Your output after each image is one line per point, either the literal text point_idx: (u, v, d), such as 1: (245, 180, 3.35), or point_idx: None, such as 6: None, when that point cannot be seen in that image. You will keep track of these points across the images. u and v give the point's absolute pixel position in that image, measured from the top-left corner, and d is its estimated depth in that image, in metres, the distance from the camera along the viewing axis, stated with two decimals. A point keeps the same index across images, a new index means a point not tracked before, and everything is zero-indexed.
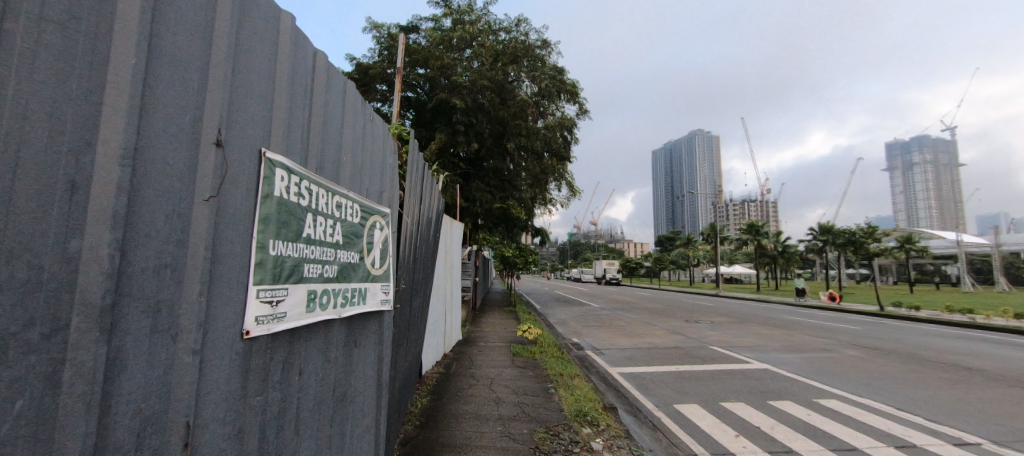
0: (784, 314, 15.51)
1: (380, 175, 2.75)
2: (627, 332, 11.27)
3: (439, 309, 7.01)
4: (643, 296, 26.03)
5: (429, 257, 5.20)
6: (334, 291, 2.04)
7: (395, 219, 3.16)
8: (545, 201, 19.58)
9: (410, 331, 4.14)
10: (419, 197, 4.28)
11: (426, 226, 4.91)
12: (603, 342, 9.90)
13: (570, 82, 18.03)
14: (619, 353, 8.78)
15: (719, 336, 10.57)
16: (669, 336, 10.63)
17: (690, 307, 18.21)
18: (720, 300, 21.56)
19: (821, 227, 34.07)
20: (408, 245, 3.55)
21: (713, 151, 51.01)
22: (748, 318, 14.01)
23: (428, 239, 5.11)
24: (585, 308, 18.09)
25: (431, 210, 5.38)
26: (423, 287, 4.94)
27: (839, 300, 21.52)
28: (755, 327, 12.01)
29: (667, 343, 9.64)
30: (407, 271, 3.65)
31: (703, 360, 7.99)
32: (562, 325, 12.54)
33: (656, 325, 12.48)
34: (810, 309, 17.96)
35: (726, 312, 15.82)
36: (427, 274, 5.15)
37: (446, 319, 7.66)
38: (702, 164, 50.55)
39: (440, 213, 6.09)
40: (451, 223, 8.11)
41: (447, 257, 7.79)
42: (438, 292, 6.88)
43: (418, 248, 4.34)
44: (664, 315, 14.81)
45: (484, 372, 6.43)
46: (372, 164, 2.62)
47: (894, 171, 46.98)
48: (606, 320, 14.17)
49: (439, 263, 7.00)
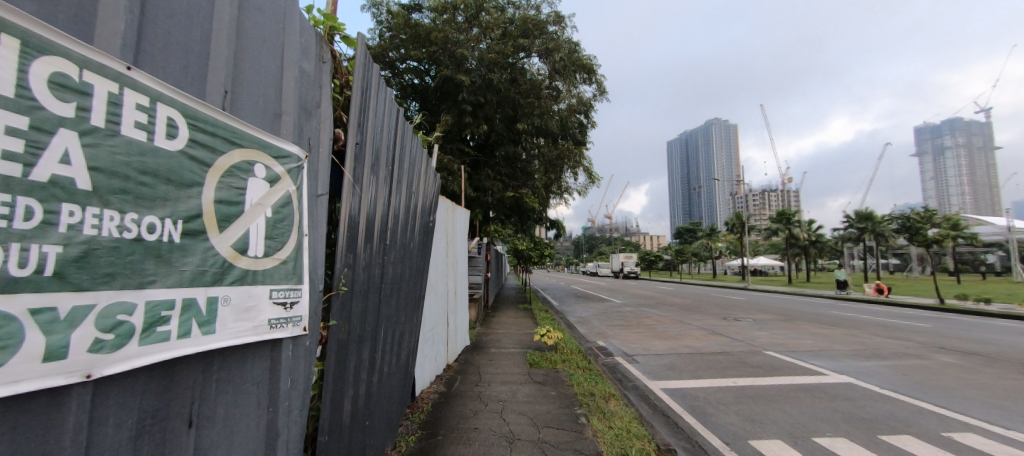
0: (834, 311, 13.73)
1: (269, 83, 1.46)
2: (659, 334, 9.79)
3: (437, 311, 5.75)
4: (667, 290, 24.44)
5: (417, 246, 3.92)
6: (50, 319, 0.76)
7: (327, 177, 1.84)
8: (560, 190, 18.14)
9: (380, 353, 2.84)
10: (393, 160, 2.99)
11: (411, 207, 3.62)
12: (634, 347, 8.46)
13: (586, 59, 16.52)
14: (656, 361, 7.33)
15: (769, 338, 8.99)
16: (710, 337, 9.13)
17: (724, 302, 16.60)
18: (753, 295, 19.82)
19: (858, 214, 31.60)
20: (363, 222, 2.26)
21: (733, 140, 48.71)
22: (796, 315, 12.35)
23: (415, 223, 3.84)
24: (606, 305, 16.64)
25: (421, 185, 4.07)
26: (408, 289, 3.67)
27: (888, 293, 19.50)
28: (809, 327, 10.35)
29: (711, 348, 8.12)
30: (365, 263, 2.36)
31: (764, 370, 6.51)
32: (584, 326, 11.20)
33: (692, 324, 11.00)
34: (859, 304, 16.12)
35: (766, 308, 14.14)
36: (415, 270, 3.89)
37: (449, 323, 6.39)
38: (722, 153, 48.28)
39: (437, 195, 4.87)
40: (454, 209, 6.86)
41: (448, 249, 6.52)
42: (435, 291, 5.61)
43: (395, 234, 3.07)
44: (696, 312, 13.27)
45: (495, 390, 5.13)
46: (238, 55, 1.32)
47: (933, 154, 43.77)
48: (631, 318, 12.71)
49: (436, 254, 5.71)
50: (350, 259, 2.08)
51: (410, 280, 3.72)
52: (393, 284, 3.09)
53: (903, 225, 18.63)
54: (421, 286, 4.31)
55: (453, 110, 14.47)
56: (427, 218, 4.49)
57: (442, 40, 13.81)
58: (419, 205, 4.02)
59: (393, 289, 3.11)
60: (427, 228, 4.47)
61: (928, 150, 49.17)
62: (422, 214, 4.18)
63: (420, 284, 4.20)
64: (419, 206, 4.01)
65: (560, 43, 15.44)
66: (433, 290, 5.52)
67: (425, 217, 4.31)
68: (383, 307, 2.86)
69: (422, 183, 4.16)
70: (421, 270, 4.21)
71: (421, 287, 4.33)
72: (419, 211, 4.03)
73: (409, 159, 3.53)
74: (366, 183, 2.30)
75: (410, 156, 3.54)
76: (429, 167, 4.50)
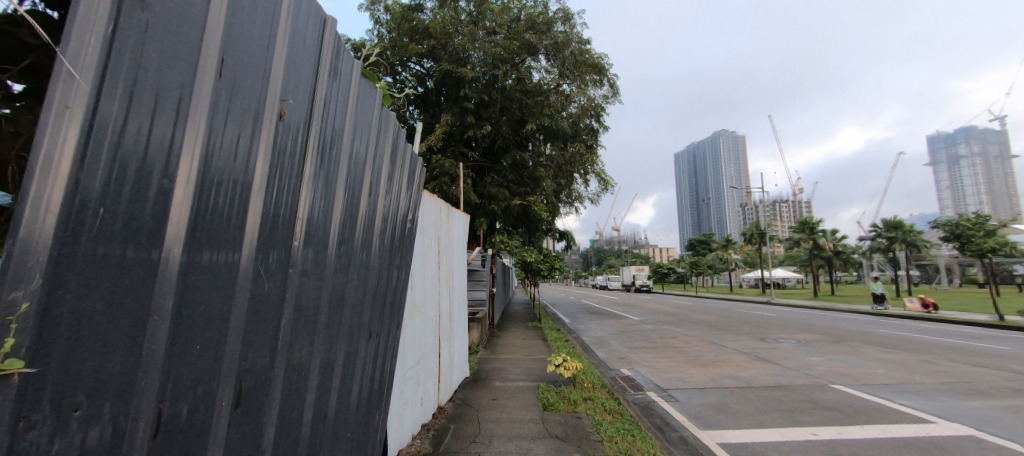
0: (884, 329, 12.11)
1: None
2: (692, 360, 8.31)
3: (424, 340, 4.47)
4: (685, 305, 22.84)
5: (383, 254, 2.68)
6: None
7: None
8: (571, 198, 16.94)
9: (280, 441, 1.55)
10: (330, 101, 1.77)
11: (374, 195, 2.39)
12: (666, 378, 7.01)
13: (598, 58, 15.54)
14: (699, 398, 5.88)
15: (828, 366, 7.48)
16: (755, 365, 7.65)
17: (754, 319, 15.04)
18: (782, 311, 18.20)
19: (886, 222, 29.91)
20: (193, 180, 1.02)
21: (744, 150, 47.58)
22: (845, 335, 10.81)
23: (382, 221, 2.60)
24: (622, 323, 15.16)
25: (397, 171, 2.87)
26: (363, 321, 2.39)
27: (934, 308, 17.72)
28: (867, 351, 8.81)
29: (762, 380, 6.64)
30: (210, 271, 1.10)
31: (844, 413, 5.08)
32: (602, 349, 9.79)
33: (727, 346, 9.54)
34: (907, 321, 14.45)
35: (805, 326, 12.57)
36: (378, 289, 2.63)
37: (441, 354, 5.08)
38: (733, 163, 47.02)
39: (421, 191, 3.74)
40: (449, 212, 5.67)
41: (441, 261, 5.29)
42: (420, 313, 4.34)
43: (328, 229, 1.82)
44: (727, 332, 11.78)
45: (497, 451, 3.80)
46: None
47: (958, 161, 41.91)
48: (654, 338, 11.25)
49: (422, 265, 4.48)
50: (120, 255, 0.83)
51: (367, 306, 2.44)
52: (322, 312, 1.82)
53: (947, 234, 17.02)
54: (391, 312, 3.05)
55: (454, 109, 13.53)
56: (407, 219, 3.28)
57: (442, 35, 13.00)
58: (393, 196, 2.80)
59: (322, 322, 1.84)
60: (405, 232, 3.26)
61: (949, 157, 47.56)
62: (398, 210, 2.96)
63: (388, 307, 2.94)
64: (392, 198, 2.79)
65: (569, 39, 14.55)
66: (417, 312, 4.26)
67: (401, 218, 3.10)
68: (289, 357, 1.56)
69: (401, 170, 2.96)
70: (390, 289, 2.95)
71: (392, 313, 3.07)
72: (393, 205, 2.81)
73: (374, 121, 2.32)
74: (211, 96, 1.07)
75: (375, 117, 2.34)
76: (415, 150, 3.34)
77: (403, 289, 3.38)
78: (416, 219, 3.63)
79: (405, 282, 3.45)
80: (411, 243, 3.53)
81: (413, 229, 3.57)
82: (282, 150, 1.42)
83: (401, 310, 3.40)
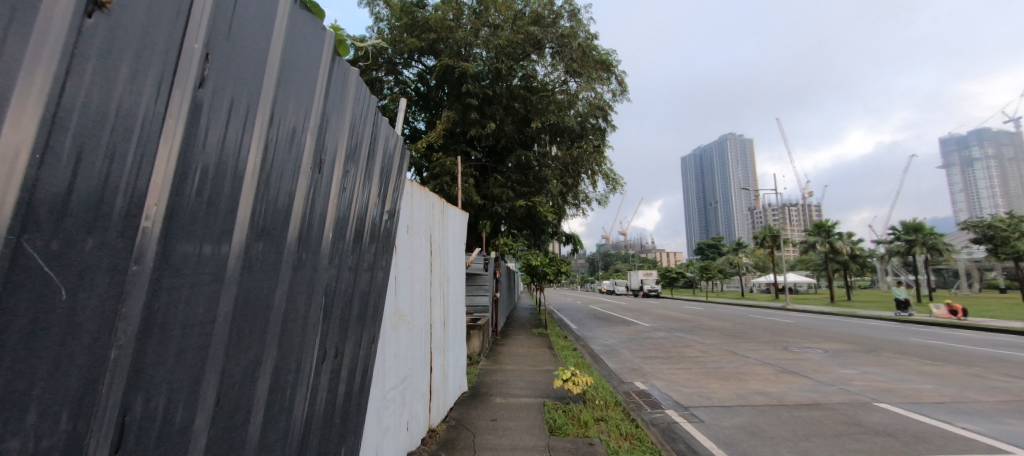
0: (917, 338, 11.24)
1: None
2: (712, 373, 7.59)
3: (411, 353, 3.85)
4: (696, 311, 22.01)
5: (343, 250, 2.10)
6: None
7: None
8: (577, 200, 16.32)
9: None
10: (231, 16, 1.20)
11: (323, 172, 1.79)
12: (686, 394, 6.32)
13: (606, 55, 14.99)
14: (726, 419, 5.19)
15: (866, 381, 6.73)
16: (784, 379, 6.94)
17: (772, 326, 14.23)
18: (801, 318, 17.31)
19: (905, 225, 28.85)
20: None
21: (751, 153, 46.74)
22: (875, 345, 10.02)
23: (340, 208, 2.00)
24: (632, 330, 14.40)
25: (365, 146, 2.29)
26: (305, 340, 1.77)
27: (964, 315, 16.73)
28: (906, 362, 8.02)
29: (795, 397, 5.92)
30: None
31: (900, 439, 4.38)
32: (612, 359, 9.12)
33: (749, 357, 8.82)
34: (938, 329, 13.52)
35: (829, 335, 11.75)
36: (332, 297, 2.01)
37: (433, 367, 4.47)
38: (739, 167, 46.28)
39: (401, 183, 3.15)
40: (443, 209, 5.11)
41: (433, 263, 4.71)
42: (405, 320, 3.75)
43: (229, 207, 1.21)
44: (745, 340, 11.03)
45: None
46: None
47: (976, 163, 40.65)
48: (667, 347, 10.54)
49: (408, 265, 3.89)
50: None
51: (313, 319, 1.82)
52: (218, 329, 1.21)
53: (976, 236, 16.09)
54: (356, 327, 2.42)
55: (456, 105, 13.11)
56: (381, 212, 2.68)
57: (443, 29, 12.55)
58: (357, 178, 2.21)
59: (218, 346, 1.22)
60: (378, 228, 2.66)
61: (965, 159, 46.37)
62: (366, 198, 2.36)
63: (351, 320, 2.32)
64: (356, 181, 2.19)
65: (576, 33, 13.98)
66: (402, 319, 3.66)
67: (372, 209, 2.50)
68: (140, 408, 0.95)
69: (370, 149, 2.37)
70: (354, 297, 2.33)
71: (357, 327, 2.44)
72: (357, 190, 2.21)
73: (321, 74, 1.74)
74: None
75: (324, 69, 1.76)
76: (392, 131, 2.76)
77: (376, 298, 2.76)
78: (394, 213, 3.03)
79: (380, 290, 2.83)
80: (388, 241, 2.94)
81: (391, 225, 2.97)
82: (108, 52, 0.82)
83: (374, 324, 2.78)
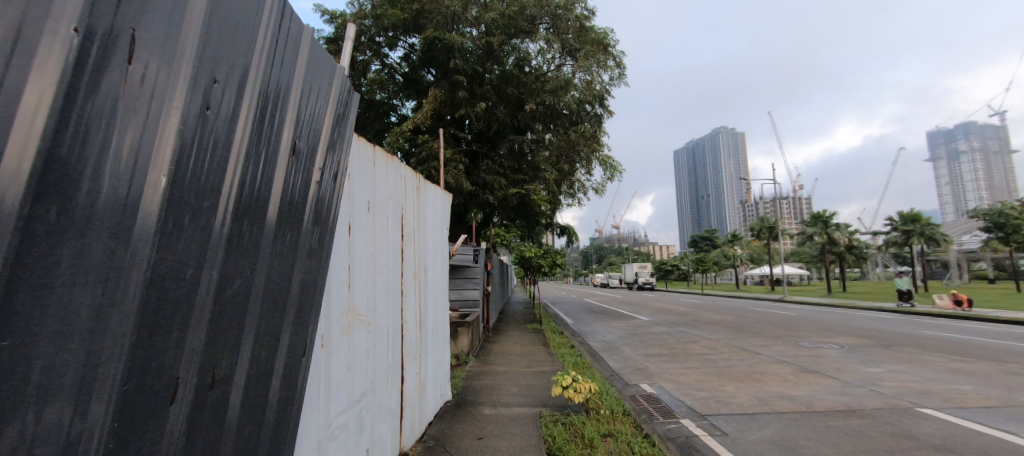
0: (931, 332, 10.68)
1: None
2: (725, 373, 6.86)
3: (371, 364, 3.04)
4: (694, 304, 21.49)
5: (211, 219, 1.26)
6: None
7: None
8: (573, 190, 15.55)
9: None
10: None
11: (135, 65, 0.96)
12: (701, 400, 5.57)
13: (604, 34, 14.13)
14: (753, 431, 4.44)
15: (897, 382, 6.04)
16: (805, 380, 6.24)
17: (777, 320, 13.65)
18: (803, 310, 16.75)
19: (902, 215, 28.67)
20: None
21: (742, 148, 46.82)
22: (891, 339, 9.41)
23: (190, 140, 1.14)
24: (631, 324, 13.69)
25: (257, 57, 1.44)
26: (108, 382, 0.91)
27: (969, 305, 16.35)
28: (931, 359, 7.38)
29: (824, 402, 5.20)
30: None
31: None
32: (612, 357, 8.39)
33: (760, 354, 8.13)
34: (947, 322, 13.01)
35: (839, 329, 11.15)
36: (185, 295, 1.16)
37: (406, 376, 3.66)
38: (731, 161, 46.32)
39: (343, 138, 2.31)
40: (419, 187, 4.28)
41: (406, 250, 3.88)
42: (362, 321, 2.94)
43: None
44: (752, 335, 10.40)
45: None
46: None
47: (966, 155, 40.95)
48: (671, 343, 9.85)
49: (366, 250, 3.06)
50: None
51: (134, 338, 0.97)
52: None
53: None
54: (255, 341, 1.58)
55: (443, 83, 12.33)
56: (303, 168, 1.83)
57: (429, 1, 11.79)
58: (241, 103, 1.37)
59: None
60: (299, 190, 1.81)
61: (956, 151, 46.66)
62: (266, 140, 1.51)
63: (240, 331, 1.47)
64: (240, 108, 1.35)
65: (571, 7, 13.16)
66: (355, 319, 2.85)
67: (284, 162, 1.65)
68: None
69: (271, 68, 1.53)
70: (245, 295, 1.49)
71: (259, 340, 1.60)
72: (242, 122, 1.37)
73: None
74: None
75: None
76: (323, 56, 1.92)
77: (297, 295, 1.91)
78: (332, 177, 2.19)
79: (307, 283, 1.99)
80: (321, 215, 2.09)
81: (326, 193, 2.12)
82: None
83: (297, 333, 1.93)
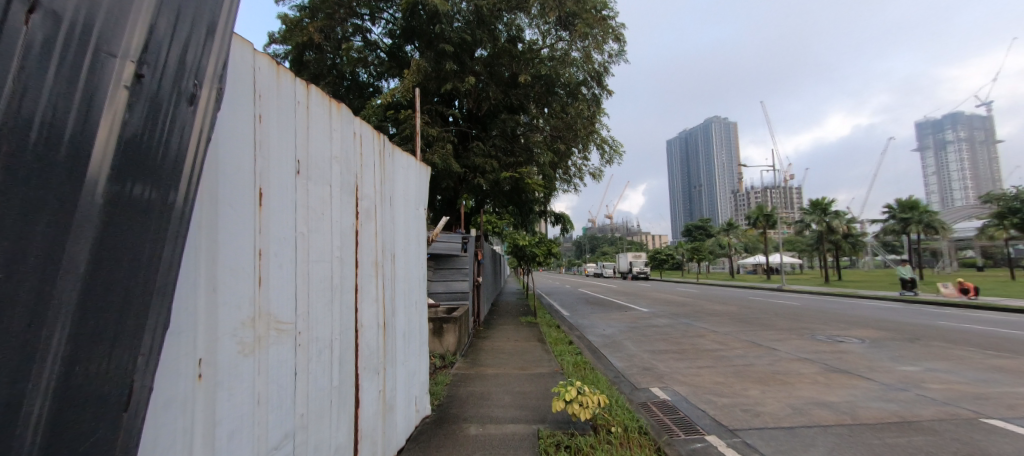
0: (950, 323, 10.07)
1: None
2: (744, 373, 6.09)
3: (302, 390, 2.13)
4: (693, 294, 20.96)
5: None
6: None
7: None
8: (569, 175, 14.66)
9: None
10: None
11: None
12: (724, 408, 4.77)
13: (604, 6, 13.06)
14: (798, 451, 3.65)
15: (942, 384, 5.32)
16: (838, 382, 5.49)
17: (783, 310, 13.03)
18: (806, 299, 16.16)
19: (900, 203, 28.36)
20: None
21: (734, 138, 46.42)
22: (912, 332, 8.76)
23: None
24: (631, 316, 12.95)
25: None
26: None
27: (974, 294, 15.93)
28: (967, 355, 6.70)
29: (871, 412, 4.44)
30: None
31: None
32: (615, 354, 7.62)
33: (777, 350, 7.41)
34: (959, 312, 12.47)
35: (853, 320, 10.50)
36: None
37: (363, 399, 2.76)
38: (724, 150, 46.04)
39: (222, 30, 1.25)
40: (382, 153, 3.30)
41: (364, 233, 2.94)
42: (285, 333, 2.02)
43: None
44: (763, 328, 9.70)
45: None
46: None
47: (957, 145, 41.16)
48: (677, 337, 9.11)
49: (291, 229, 2.12)
50: None
51: None
52: None
53: None
54: None
55: (428, 54, 11.32)
56: (97, 52, 0.79)
57: None
58: None
59: None
60: (81, 99, 0.76)
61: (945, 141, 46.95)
62: None
63: None
64: None
65: None
66: (271, 329, 1.93)
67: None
68: None
69: None
70: None
71: None
72: None
73: None
74: None
75: None
76: None
77: (119, 329, 0.87)
78: (198, 95, 1.15)
79: (141, 295, 0.94)
80: (178, 163, 1.06)
81: (182, 122, 1.08)
82: None
83: (123, 408, 0.90)
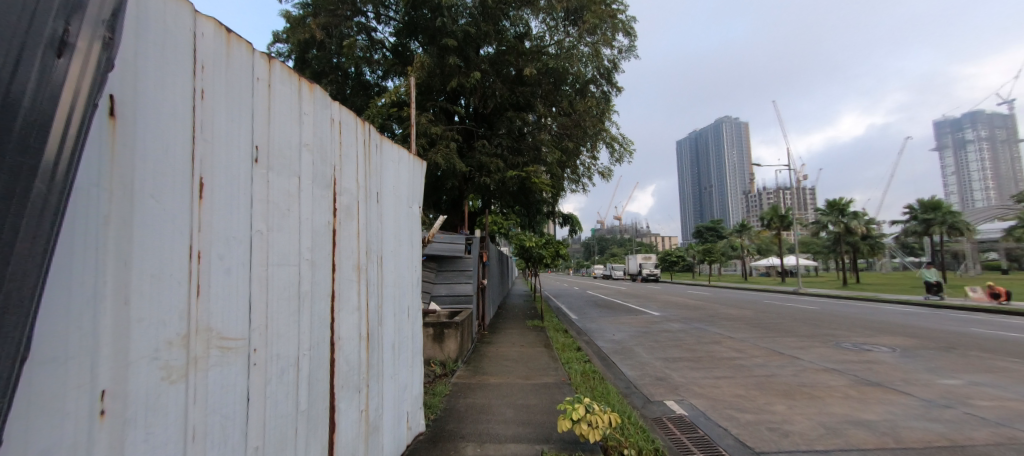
0: (985, 330, 9.44)
1: None
2: (768, 385, 5.63)
3: (257, 421, 1.79)
4: (705, 297, 20.34)
5: None
6: None
7: None
8: (577, 175, 14.27)
9: None
10: None
11: None
12: (748, 426, 4.32)
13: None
14: None
15: (991, 400, 4.81)
16: (874, 397, 5.00)
17: (802, 315, 12.45)
18: (825, 303, 15.51)
19: (923, 203, 27.34)
20: None
21: (746, 138, 45.46)
22: (946, 340, 8.18)
23: None
24: (642, 320, 12.47)
25: None
26: None
27: (1005, 298, 15.14)
28: (1012, 367, 6.15)
29: (916, 433, 3.97)
30: None
31: None
32: (626, 362, 7.18)
33: (801, 359, 6.91)
34: (991, 318, 11.78)
35: (879, 326, 9.91)
36: None
37: (339, 422, 2.41)
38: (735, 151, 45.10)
39: None
40: (365, 144, 2.95)
41: (343, 233, 2.59)
42: (233, 352, 1.68)
43: None
44: (783, 334, 9.18)
45: None
46: None
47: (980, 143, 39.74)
48: (691, 343, 8.64)
49: (245, 227, 1.79)
50: None
51: None
52: None
53: None
54: None
55: (432, 50, 11.07)
56: None
57: None
58: None
59: None
60: None
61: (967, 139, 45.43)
62: None
63: None
64: None
65: None
66: (212, 348, 1.59)
67: None
68: None
69: None
70: None
71: None
72: None
73: None
74: None
75: None
76: None
77: None
78: (72, 42, 0.85)
79: None
80: (28, 136, 0.74)
81: (50, 80, 0.79)
82: None
83: None
